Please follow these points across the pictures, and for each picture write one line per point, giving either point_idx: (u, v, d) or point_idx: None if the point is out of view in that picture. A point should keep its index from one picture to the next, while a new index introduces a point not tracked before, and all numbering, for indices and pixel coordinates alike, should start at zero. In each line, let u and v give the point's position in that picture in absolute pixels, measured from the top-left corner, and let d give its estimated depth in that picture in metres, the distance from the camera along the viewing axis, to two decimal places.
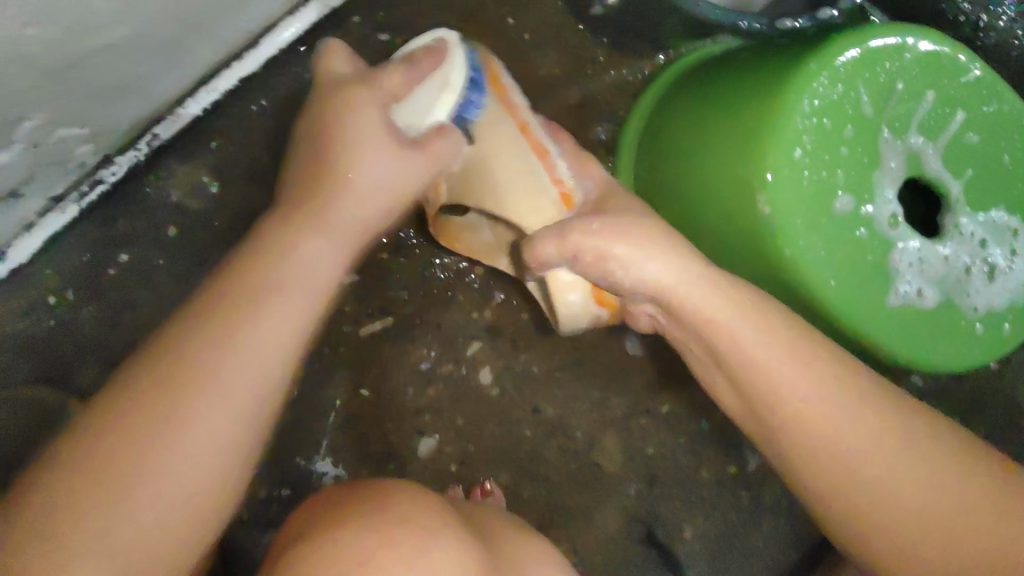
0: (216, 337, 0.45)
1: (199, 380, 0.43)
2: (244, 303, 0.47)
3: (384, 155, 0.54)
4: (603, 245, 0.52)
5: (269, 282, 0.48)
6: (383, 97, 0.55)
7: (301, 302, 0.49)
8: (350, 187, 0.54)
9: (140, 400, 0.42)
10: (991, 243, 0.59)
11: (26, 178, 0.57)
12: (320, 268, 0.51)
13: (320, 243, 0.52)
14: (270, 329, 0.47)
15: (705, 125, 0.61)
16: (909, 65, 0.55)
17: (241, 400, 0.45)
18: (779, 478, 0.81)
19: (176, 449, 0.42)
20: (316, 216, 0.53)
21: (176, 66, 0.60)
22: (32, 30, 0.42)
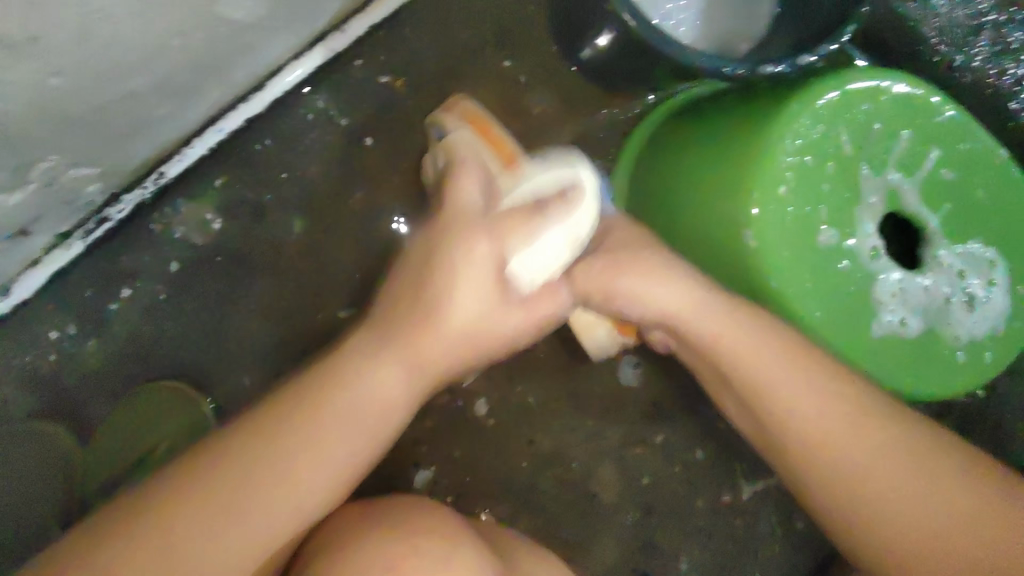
0: (297, 439, 0.47)
1: (278, 468, 0.46)
2: (314, 417, 0.48)
3: (481, 294, 0.52)
4: (606, 286, 0.56)
5: (351, 389, 0.50)
6: (495, 232, 0.52)
7: (372, 421, 0.51)
8: (435, 331, 0.53)
9: (222, 473, 0.45)
10: (969, 274, 0.61)
11: (37, 216, 0.59)
12: (394, 394, 0.52)
13: (401, 365, 0.52)
14: (343, 446, 0.49)
15: (694, 163, 0.63)
16: (886, 106, 0.58)
17: (306, 499, 0.47)
18: (773, 508, 0.82)
19: (229, 541, 0.44)
20: (395, 330, 0.53)
21: (185, 109, 0.62)
22: (55, 79, 0.44)
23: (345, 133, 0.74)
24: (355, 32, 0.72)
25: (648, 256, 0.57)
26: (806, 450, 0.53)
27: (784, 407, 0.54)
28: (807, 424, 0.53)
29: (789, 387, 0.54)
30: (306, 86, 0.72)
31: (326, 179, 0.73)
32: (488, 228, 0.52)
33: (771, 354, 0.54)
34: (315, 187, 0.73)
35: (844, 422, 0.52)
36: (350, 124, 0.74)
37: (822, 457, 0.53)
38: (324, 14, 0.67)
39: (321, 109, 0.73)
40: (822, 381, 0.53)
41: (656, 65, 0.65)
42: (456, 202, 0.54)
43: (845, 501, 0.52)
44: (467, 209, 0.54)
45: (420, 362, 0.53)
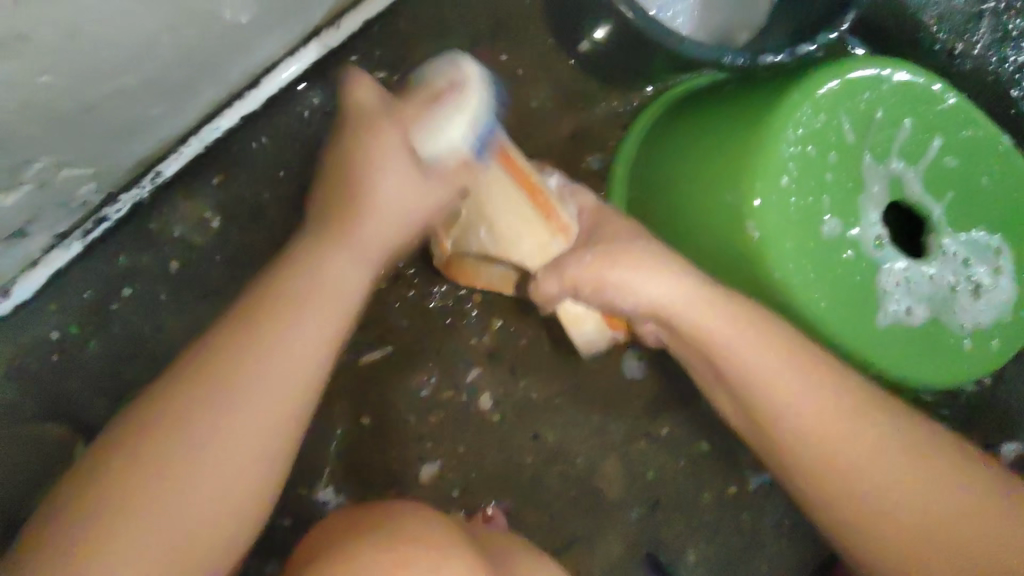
0: (247, 341, 0.49)
1: (242, 377, 0.47)
2: (266, 319, 0.50)
3: (397, 176, 0.54)
4: (596, 278, 0.55)
5: (298, 278, 0.53)
6: (402, 120, 0.52)
7: (337, 300, 0.53)
8: (371, 210, 0.56)
9: (190, 393, 0.46)
10: (974, 261, 0.60)
11: (32, 217, 0.58)
12: (352, 281, 0.55)
13: (349, 251, 0.55)
14: (309, 325, 0.51)
15: (695, 154, 0.63)
16: (887, 94, 0.58)
17: (280, 395, 0.48)
18: (778, 500, 0.82)
19: (219, 456, 0.45)
20: (339, 231, 0.56)
21: (180, 107, 0.62)
22: (45, 77, 0.44)
23: None
24: (351, 28, 0.71)
25: (641, 250, 0.56)
26: (808, 442, 0.53)
27: (791, 400, 0.53)
28: (806, 416, 0.53)
29: (793, 379, 0.53)
30: (301, 83, 0.72)
31: None
32: (391, 117, 0.53)
33: (777, 343, 0.53)
34: (314, 183, 0.73)
35: (841, 412, 0.52)
36: None
37: (820, 446, 0.52)
38: (318, 10, 0.66)
39: (318, 105, 0.73)
40: (819, 374, 0.53)
41: (654, 55, 0.65)
42: (358, 108, 0.56)
43: (841, 492, 0.51)
44: (370, 112, 0.54)
45: (359, 241, 0.56)
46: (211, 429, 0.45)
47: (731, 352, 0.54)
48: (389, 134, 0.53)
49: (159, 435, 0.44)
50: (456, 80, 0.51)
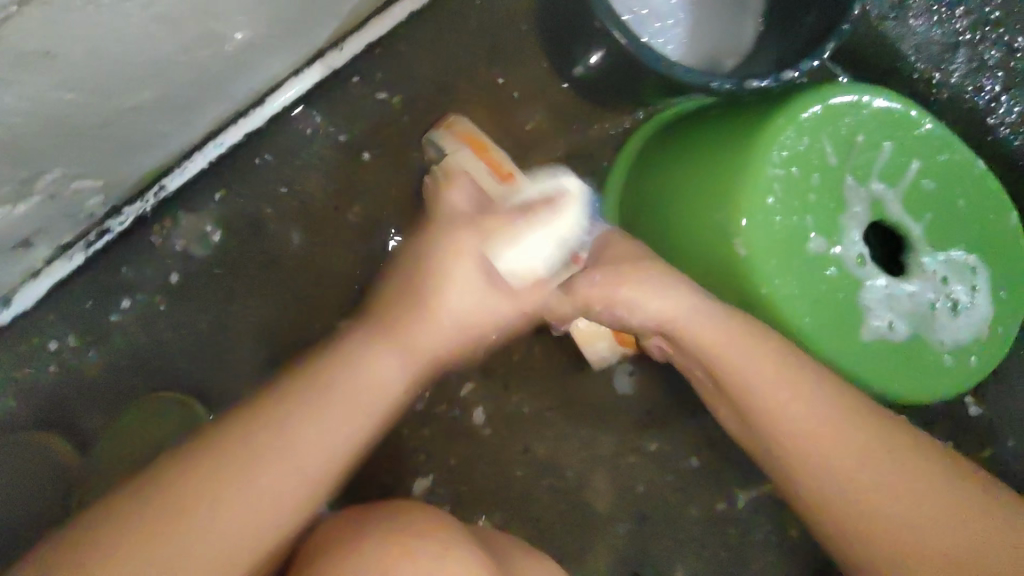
0: (302, 420, 0.50)
1: (276, 448, 0.48)
2: (314, 399, 0.51)
3: (473, 291, 0.56)
4: (609, 296, 0.56)
5: (348, 366, 0.53)
6: (482, 230, 0.55)
7: (373, 409, 0.54)
8: (428, 315, 0.56)
9: (214, 470, 0.46)
10: (953, 280, 0.63)
11: (39, 228, 0.60)
12: (394, 375, 0.55)
13: (396, 351, 0.55)
14: (334, 419, 0.51)
15: (684, 175, 0.65)
16: (866, 119, 0.60)
17: (309, 470, 0.49)
18: (766, 515, 0.83)
19: (212, 534, 0.44)
20: (395, 324, 0.56)
21: (189, 124, 0.64)
22: (66, 93, 0.46)
23: (343, 147, 0.75)
24: (354, 50, 0.74)
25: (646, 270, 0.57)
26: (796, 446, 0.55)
27: (778, 410, 0.55)
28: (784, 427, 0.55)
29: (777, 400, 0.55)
30: (296, 109, 0.74)
31: (324, 192, 0.75)
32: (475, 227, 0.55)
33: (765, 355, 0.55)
34: (314, 199, 0.75)
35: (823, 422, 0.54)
36: (348, 138, 0.75)
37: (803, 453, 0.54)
38: (324, 33, 0.69)
39: (319, 123, 0.75)
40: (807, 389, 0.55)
41: (646, 79, 0.67)
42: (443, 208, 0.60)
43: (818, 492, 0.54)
44: (451, 214, 0.58)
45: (410, 344, 0.56)
46: (245, 467, 0.47)
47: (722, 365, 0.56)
48: (470, 244, 0.55)
49: (213, 471, 0.46)
50: (562, 190, 0.55)
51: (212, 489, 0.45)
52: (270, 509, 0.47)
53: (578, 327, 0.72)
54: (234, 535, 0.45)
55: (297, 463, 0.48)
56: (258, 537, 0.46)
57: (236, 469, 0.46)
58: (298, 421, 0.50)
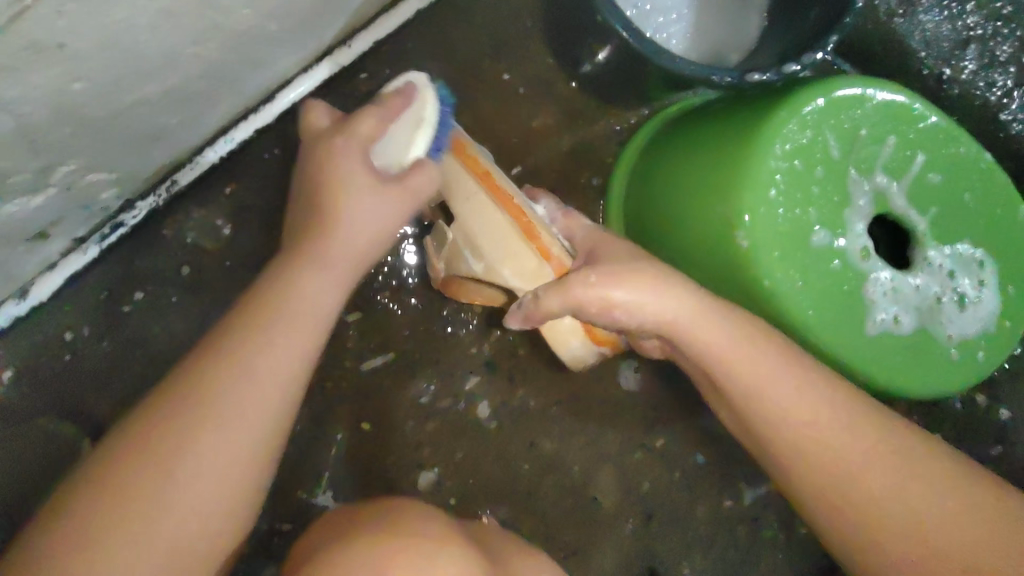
0: (253, 337, 0.52)
1: (228, 377, 0.49)
2: (267, 326, 0.53)
3: (379, 205, 0.59)
4: (602, 296, 0.55)
5: (281, 297, 0.54)
6: (360, 144, 0.59)
7: (319, 323, 0.56)
8: (339, 229, 0.59)
9: (169, 424, 0.47)
10: (959, 274, 0.62)
11: (54, 220, 0.61)
12: (328, 297, 0.57)
13: (327, 278, 0.57)
14: (283, 343, 0.52)
15: (687, 169, 0.65)
16: (870, 112, 0.60)
17: (274, 394, 0.51)
18: (773, 513, 0.82)
19: (197, 466, 0.46)
20: (324, 253, 0.58)
21: (199, 118, 0.65)
22: (79, 83, 0.47)
23: None
24: (362, 47, 0.75)
25: (642, 268, 0.57)
26: (805, 455, 0.54)
27: (788, 417, 0.55)
28: (793, 432, 0.55)
29: (781, 399, 0.55)
30: (308, 103, 0.75)
31: None
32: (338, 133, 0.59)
33: (760, 349, 0.55)
34: None
35: (837, 424, 0.54)
36: None
37: (811, 456, 0.54)
38: (332, 30, 0.70)
39: None
40: (799, 382, 0.55)
41: (649, 73, 0.67)
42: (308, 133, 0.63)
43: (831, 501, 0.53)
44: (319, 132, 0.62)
45: (331, 260, 0.58)
46: (203, 410, 0.48)
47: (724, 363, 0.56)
48: (342, 146, 0.59)
49: (178, 409, 0.48)
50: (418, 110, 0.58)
51: (177, 427, 0.47)
52: (241, 455, 0.48)
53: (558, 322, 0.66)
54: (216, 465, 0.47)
55: (259, 393, 0.50)
56: (236, 474, 0.48)
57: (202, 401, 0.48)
58: (242, 363, 0.50)
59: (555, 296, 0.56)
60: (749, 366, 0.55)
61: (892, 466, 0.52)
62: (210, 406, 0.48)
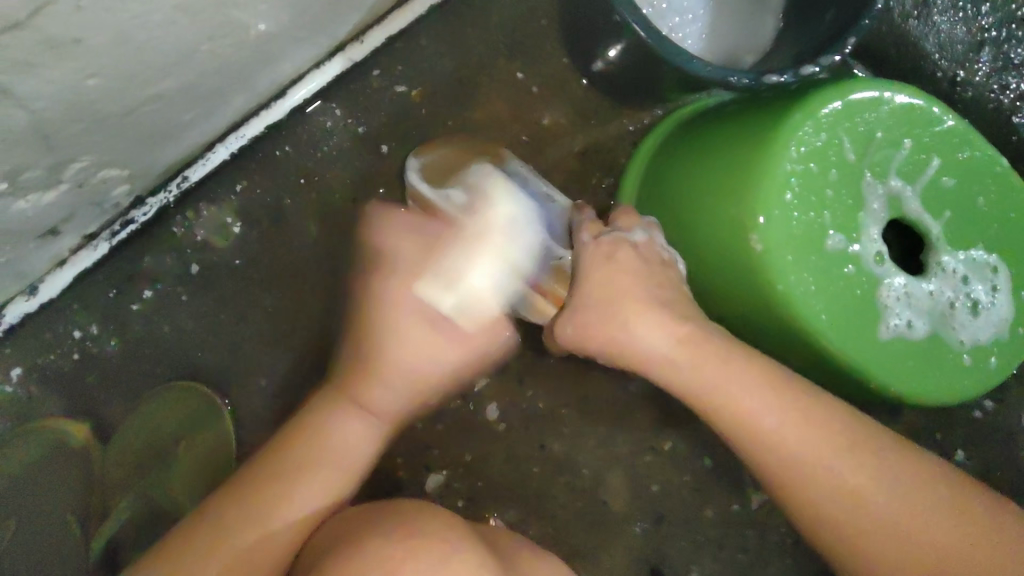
0: (303, 471, 0.60)
1: (277, 513, 0.58)
2: (315, 458, 0.61)
3: (418, 334, 0.64)
4: (606, 330, 0.59)
5: (324, 434, 0.62)
6: (408, 281, 0.64)
7: (357, 462, 0.63)
8: (378, 370, 0.64)
9: (217, 531, 0.56)
10: (972, 279, 0.62)
11: (66, 216, 0.61)
12: (362, 430, 0.63)
13: (359, 415, 0.64)
14: (323, 477, 0.60)
15: (701, 171, 0.65)
16: (886, 116, 0.60)
17: (314, 516, 0.59)
18: (782, 517, 0.82)
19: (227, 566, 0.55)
20: (352, 389, 0.64)
21: (211, 115, 0.65)
22: (94, 79, 0.47)
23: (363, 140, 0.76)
24: (375, 43, 0.75)
25: (641, 295, 0.59)
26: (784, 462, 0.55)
27: (764, 427, 0.56)
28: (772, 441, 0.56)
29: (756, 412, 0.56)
30: (313, 104, 0.75)
31: (344, 185, 0.76)
32: (400, 275, 0.64)
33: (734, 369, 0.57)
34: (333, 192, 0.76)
35: (811, 437, 0.55)
36: (368, 132, 0.76)
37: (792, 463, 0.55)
38: (345, 27, 0.69)
39: (339, 117, 0.75)
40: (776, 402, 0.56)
41: (665, 73, 0.67)
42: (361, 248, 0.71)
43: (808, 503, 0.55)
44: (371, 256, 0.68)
45: (387, 375, 0.64)
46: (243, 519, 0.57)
47: (707, 377, 0.57)
48: (396, 287, 0.64)
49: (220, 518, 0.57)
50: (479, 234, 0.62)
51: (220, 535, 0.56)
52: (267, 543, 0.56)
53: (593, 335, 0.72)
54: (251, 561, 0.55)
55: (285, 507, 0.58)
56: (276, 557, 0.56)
57: (239, 515, 0.57)
58: (293, 491, 0.59)
59: (564, 325, 0.60)
60: (730, 383, 0.57)
61: (861, 462, 0.54)
62: (253, 507, 0.57)
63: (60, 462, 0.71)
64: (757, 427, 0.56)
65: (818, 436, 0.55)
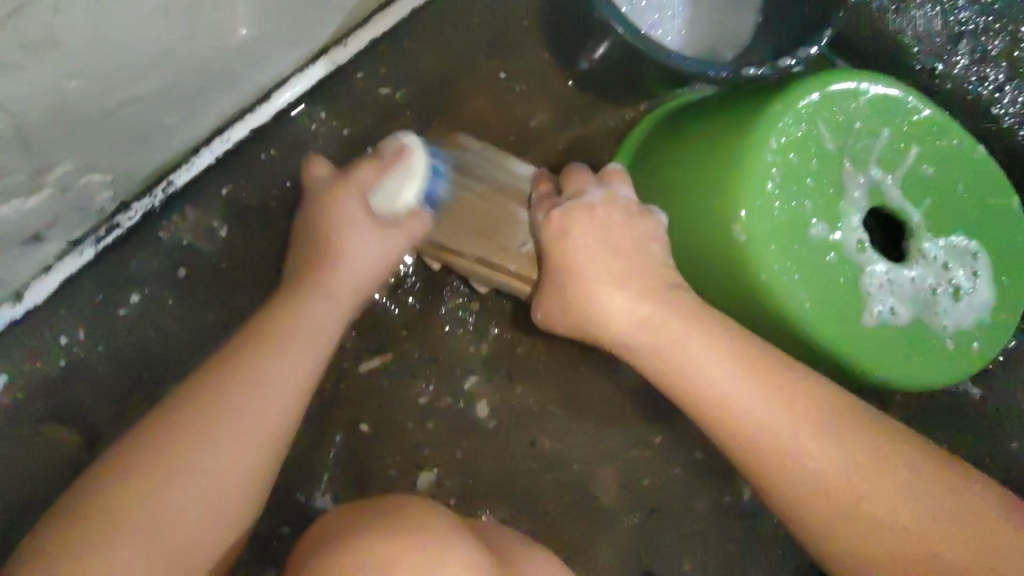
0: (238, 376, 0.55)
1: (228, 418, 0.53)
2: (251, 372, 0.56)
3: (368, 240, 0.66)
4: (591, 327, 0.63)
5: (293, 318, 0.61)
6: (360, 187, 0.66)
7: (315, 336, 0.61)
8: (342, 258, 0.65)
9: (159, 461, 0.50)
10: (953, 265, 0.63)
11: (50, 221, 0.61)
12: (327, 319, 0.63)
13: (324, 297, 0.63)
14: (286, 359, 0.58)
15: (684, 164, 0.66)
16: (864, 106, 0.61)
17: (268, 423, 0.55)
18: (773, 508, 0.83)
19: (175, 498, 0.49)
20: (327, 282, 0.64)
21: (195, 118, 0.65)
22: (73, 82, 0.47)
23: (347, 142, 0.76)
24: (359, 45, 0.75)
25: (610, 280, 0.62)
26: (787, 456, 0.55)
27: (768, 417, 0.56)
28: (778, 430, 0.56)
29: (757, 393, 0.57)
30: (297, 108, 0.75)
31: None
32: (343, 180, 0.67)
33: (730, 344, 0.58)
34: None
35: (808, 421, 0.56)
36: (352, 134, 0.76)
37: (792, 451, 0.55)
38: (328, 28, 0.69)
39: (323, 119, 0.76)
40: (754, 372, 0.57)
41: (647, 70, 0.68)
42: (311, 186, 0.68)
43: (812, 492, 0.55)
44: (320, 187, 0.68)
45: (334, 290, 0.64)
46: (185, 449, 0.51)
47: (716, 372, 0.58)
48: (343, 191, 0.66)
49: (174, 435, 0.52)
50: (398, 153, 0.67)
51: (165, 463, 0.50)
52: (237, 476, 0.53)
53: None
54: (204, 495, 0.51)
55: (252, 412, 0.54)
56: (227, 493, 0.52)
57: (198, 436, 0.52)
58: (228, 402, 0.54)
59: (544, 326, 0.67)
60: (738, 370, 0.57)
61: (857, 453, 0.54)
62: (223, 409, 0.54)
63: (54, 470, 0.70)
64: (723, 389, 0.58)
65: (763, 399, 0.56)
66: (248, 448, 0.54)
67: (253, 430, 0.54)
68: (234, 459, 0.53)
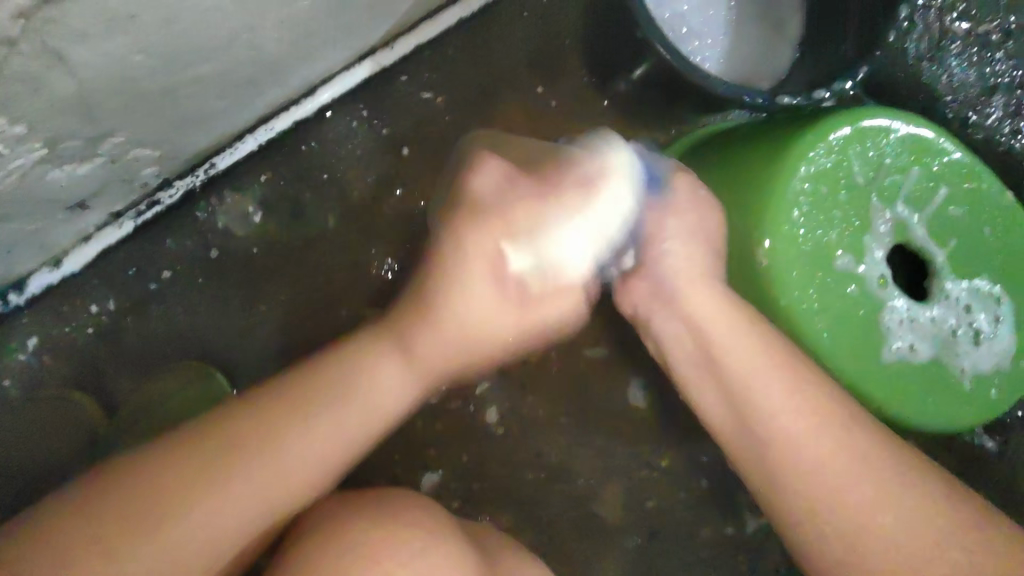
0: (283, 428, 0.52)
1: (242, 471, 0.50)
2: (299, 414, 0.53)
3: (484, 296, 0.60)
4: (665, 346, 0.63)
5: (348, 382, 0.56)
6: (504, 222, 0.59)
7: (375, 416, 0.57)
8: (453, 297, 0.60)
9: (173, 485, 0.48)
10: (975, 308, 0.63)
11: (97, 190, 0.64)
12: (393, 388, 0.58)
13: (394, 362, 0.59)
14: (322, 434, 0.54)
15: (716, 186, 0.67)
16: (895, 144, 0.61)
17: (292, 478, 0.52)
18: (777, 545, 0.82)
19: (181, 532, 0.47)
20: (405, 329, 0.61)
21: (244, 104, 0.67)
22: (138, 57, 0.49)
23: (386, 141, 0.79)
24: (406, 49, 0.77)
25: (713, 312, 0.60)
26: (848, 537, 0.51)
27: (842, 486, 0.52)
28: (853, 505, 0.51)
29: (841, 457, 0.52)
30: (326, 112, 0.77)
31: (364, 182, 0.78)
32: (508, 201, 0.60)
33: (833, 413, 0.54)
34: (352, 190, 0.78)
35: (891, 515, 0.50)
36: (391, 133, 0.79)
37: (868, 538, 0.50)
38: (378, 30, 0.72)
39: (364, 117, 0.78)
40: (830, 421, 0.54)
41: (684, 97, 0.70)
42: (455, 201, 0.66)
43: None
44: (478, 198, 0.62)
45: (424, 330, 0.60)
46: (191, 498, 0.48)
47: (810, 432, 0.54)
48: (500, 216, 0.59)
49: (185, 466, 0.49)
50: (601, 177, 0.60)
51: (174, 501, 0.47)
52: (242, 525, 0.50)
53: (517, 257, 0.59)
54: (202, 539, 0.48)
55: (279, 464, 0.51)
56: (230, 533, 0.49)
57: (207, 487, 0.48)
58: (268, 449, 0.51)
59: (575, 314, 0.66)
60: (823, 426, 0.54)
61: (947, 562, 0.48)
62: (268, 452, 0.51)
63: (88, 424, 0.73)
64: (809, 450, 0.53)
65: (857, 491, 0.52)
66: (258, 504, 0.50)
67: (274, 488, 0.51)
68: (246, 507, 0.50)
